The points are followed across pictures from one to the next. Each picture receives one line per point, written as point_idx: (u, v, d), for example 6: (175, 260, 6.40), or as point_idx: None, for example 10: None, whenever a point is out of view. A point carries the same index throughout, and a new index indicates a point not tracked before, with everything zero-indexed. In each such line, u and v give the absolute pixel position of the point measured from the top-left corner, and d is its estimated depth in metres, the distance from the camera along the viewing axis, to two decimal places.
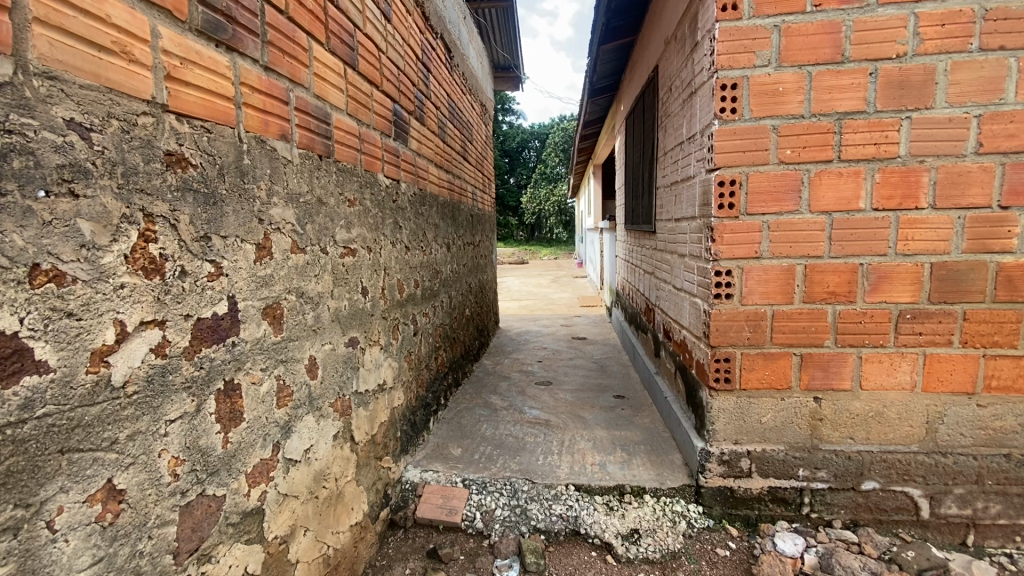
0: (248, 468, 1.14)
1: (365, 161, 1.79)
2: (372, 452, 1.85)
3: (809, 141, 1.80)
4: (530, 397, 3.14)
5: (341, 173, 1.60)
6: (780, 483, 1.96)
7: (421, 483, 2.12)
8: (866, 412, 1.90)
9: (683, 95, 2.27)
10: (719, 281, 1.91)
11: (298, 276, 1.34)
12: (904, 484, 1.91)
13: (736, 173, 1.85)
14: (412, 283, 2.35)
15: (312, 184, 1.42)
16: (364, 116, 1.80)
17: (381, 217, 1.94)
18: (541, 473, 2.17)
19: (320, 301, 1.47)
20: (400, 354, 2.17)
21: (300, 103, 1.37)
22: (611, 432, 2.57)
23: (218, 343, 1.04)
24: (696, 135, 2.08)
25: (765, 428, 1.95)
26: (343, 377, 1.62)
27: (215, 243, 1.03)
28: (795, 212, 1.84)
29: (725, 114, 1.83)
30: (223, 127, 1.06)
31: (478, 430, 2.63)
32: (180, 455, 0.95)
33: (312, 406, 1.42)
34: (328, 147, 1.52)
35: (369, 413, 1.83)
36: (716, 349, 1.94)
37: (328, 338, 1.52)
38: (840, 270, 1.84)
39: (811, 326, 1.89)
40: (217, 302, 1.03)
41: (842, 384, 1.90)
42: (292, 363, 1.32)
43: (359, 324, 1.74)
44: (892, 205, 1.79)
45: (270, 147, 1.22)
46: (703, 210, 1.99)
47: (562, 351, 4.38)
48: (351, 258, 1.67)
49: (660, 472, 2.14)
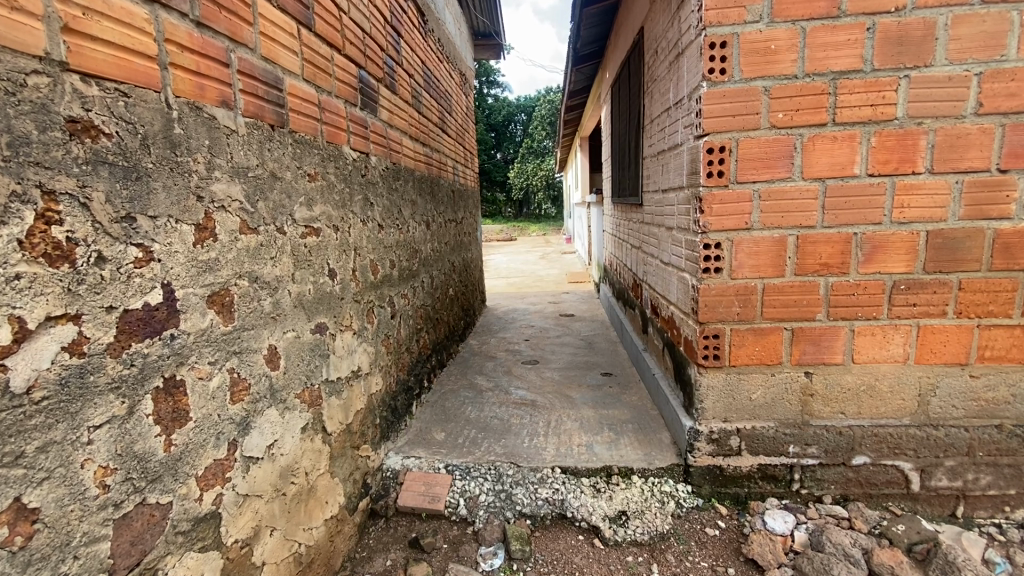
0: (198, 471, 1.04)
1: (326, 132, 1.65)
2: (347, 441, 1.76)
3: (802, 103, 1.69)
4: (516, 377, 3.07)
5: (298, 145, 1.47)
6: (769, 460, 1.91)
7: (402, 471, 2.05)
8: (858, 386, 1.85)
9: (670, 57, 2.12)
10: (708, 254, 1.82)
11: (250, 259, 1.22)
12: (895, 458, 1.87)
13: (725, 139, 1.73)
14: (387, 263, 2.23)
15: (262, 156, 1.29)
16: (323, 82, 1.65)
17: (348, 193, 1.81)
18: (526, 456, 2.10)
19: (279, 286, 1.35)
20: (376, 338, 2.07)
21: (243, 65, 1.22)
22: (598, 411, 2.50)
23: (152, 337, 0.93)
24: (683, 99, 1.96)
25: (754, 405, 1.89)
26: (311, 366, 1.52)
27: (141, 224, 0.91)
28: (788, 180, 1.74)
29: (714, 75, 1.71)
30: (145, 90, 0.93)
31: (463, 412, 2.56)
32: (109, 464, 0.85)
33: (274, 399, 1.32)
34: (280, 116, 1.38)
35: (343, 401, 1.74)
36: (705, 325, 1.87)
37: (291, 325, 1.41)
38: (833, 241, 1.76)
39: (803, 299, 1.81)
40: (147, 291, 0.92)
41: (833, 359, 1.84)
42: (247, 354, 1.21)
43: (327, 309, 1.63)
44: (888, 170, 1.70)
45: (208, 115, 1.09)
46: (691, 179, 1.88)
47: (549, 328, 4.31)
48: (314, 238, 1.55)
49: (648, 452, 2.08)
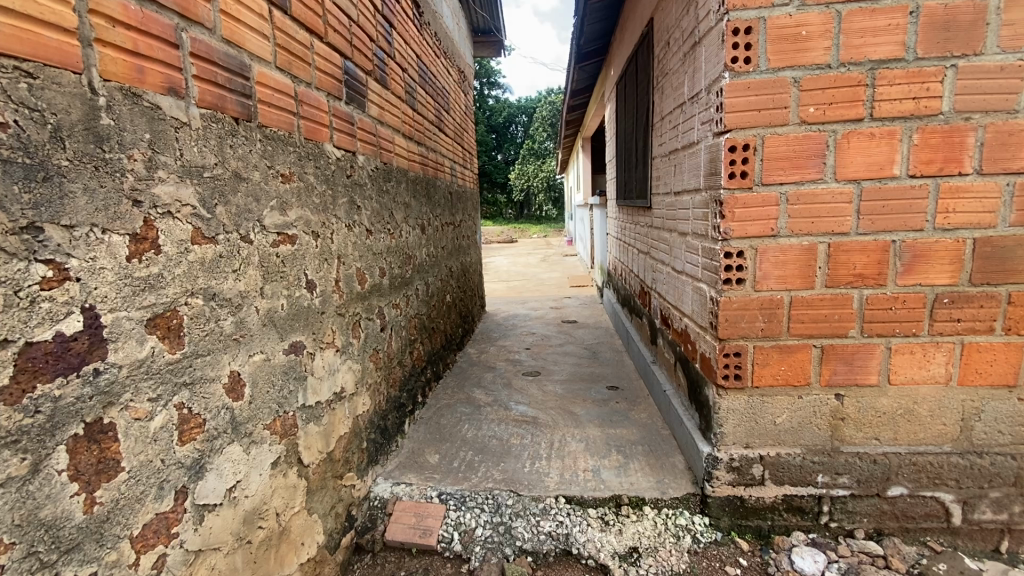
0: (132, 531, 0.87)
1: (304, 127, 1.48)
2: (328, 471, 1.59)
3: (836, 96, 1.51)
4: (516, 390, 2.90)
5: (268, 142, 1.29)
6: (795, 490, 1.73)
7: (391, 500, 1.87)
8: (894, 409, 1.67)
9: (685, 47, 1.95)
10: (729, 264, 1.64)
11: (205, 274, 1.05)
12: (935, 488, 1.69)
13: (750, 136, 1.55)
14: (376, 271, 2.06)
15: (222, 154, 1.11)
16: (301, 72, 1.47)
17: (330, 196, 1.64)
18: (527, 483, 1.92)
19: (243, 303, 1.18)
20: (363, 354, 1.89)
21: (198, 47, 1.04)
22: (605, 430, 2.32)
23: (67, 374, 0.76)
24: (700, 92, 1.78)
25: (779, 430, 1.71)
26: (283, 392, 1.34)
27: (50, 236, 0.73)
28: (819, 181, 1.56)
29: (737, 64, 1.53)
30: (59, 70, 0.75)
31: (459, 431, 2.38)
32: (3, 539, 0.68)
33: (237, 434, 1.15)
34: (247, 108, 1.20)
35: (323, 428, 1.56)
36: (725, 342, 1.69)
37: (258, 347, 1.23)
38: (869, 249, 1.58)
39: (834, 314, 1.63)
40: (60, 319, 0.74)
41: (867, 379, 1.66)
42: (200, 385, 1.03)
43: (304, 325, 1.46)
44: (932, 170, 1.52)
45: (149, 103, 0.91)
46: (710, 180, 1.70)
47: (551, 336, 4.14)
48: (288, 246, 1.37)
49: (660, 479, 1.90)
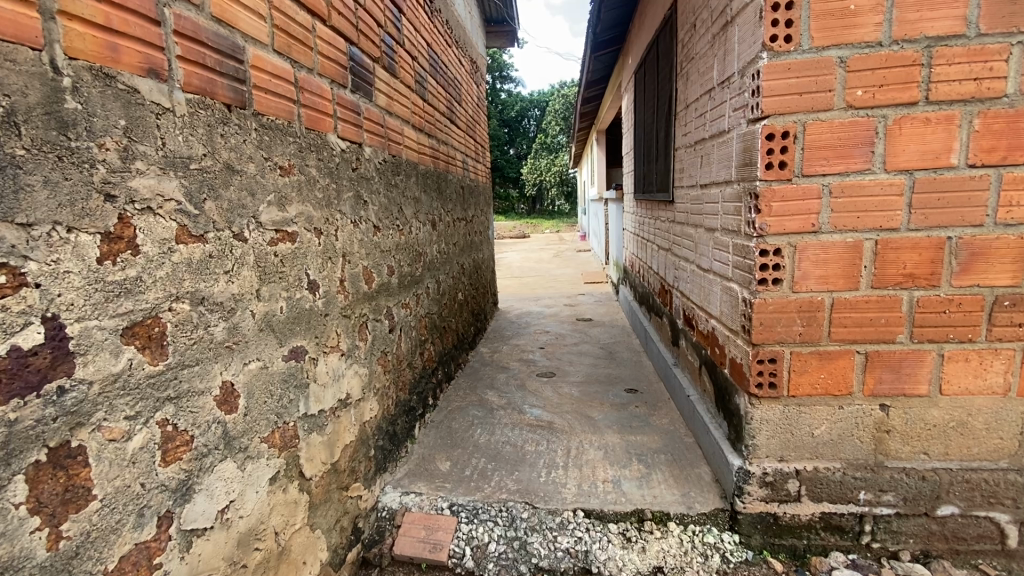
0: (104, 566, 0.77)
1: (305, 116, 1.37)
2: (332, 482, 1.49)
3: (887, 77, 1.37)
4: (531, 392, 2.79)
5: (265, 132, 1.19)
6: (835, 508, 1.60)
7: (400, 511, 1.77)
8: (945, 422, 1.53)
9: (715, 28, 1.80)
10: (765, 263, 1.50)
11: (192, 276, 0.95)
12: (989, 508, 1.55)
13: (790, 122, 1.41)
14: (385, 269, 1.96)
15: (212, 144, 1.01)
16: (301, 56, 1.37)
17: (335, 190, 1.53)
18: (543, 495, 1.81)
19: (237, 307, 1.08)
20: (371, 357, 1.80)
21: (183, 25, 0.94)
22: (625, 437, 2.21)
23: (25, 395, 0.66)
24: (732, 76, 1.65)
25: (817, 443, 1.58)
26: (282, 402, 1.25)
27: (3, 237, 0.64)
28: (866, 172, 1.42)
29: (777, 43, 1.39)
30: (12, 45, 0.66)
31: (471, 436, 2.28)
32: None
33: (229, 450, 1.05)
34: (241, 94, 1.10)
35: (328, 437, 1.47)
36: (759, 347, 1.55)
37: (254, 354, 1.14)
38: (921, 246, 1.43)
39: (881, 317, 1.49)
40: (16, 331, 0.65)
41: (916, 389, 1.52)
42: (187, 399, 0.94)
43: (306, 329, 1.36)
44: (994, 159, 1.37)
45: (124, 86, 0.81)
46: (743, 172, 1.56)
47: (566, 335, 4.02)
48: (287, 244, 1.27)
49: (686, 492, 1.78)
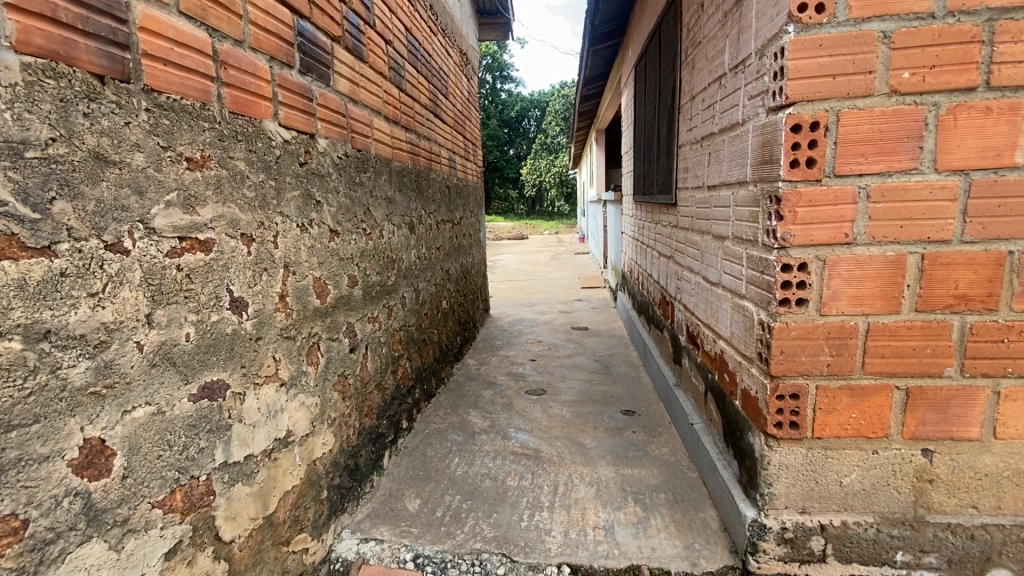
0: None
1: (228, 98, 1.12)
2: (267, 539, 1.24)
3: (940, 56, 1.12)
4: (518, 413, 2.53)
5: (163, 113, 0.94)
6: (867, 571, 1.34)
7: (356, 563, 1.52)
8: (999, 471, 1.28)
9: (727, 3, 1.55)
10: (789, 279, 1.25)
11: (27, 302, 0.71)
12: None
13: (821, 110, 1.17)
14: (344, 280, 1.70)
15: (70, 126, 0.77)
16: (223, 24, 1.12)
17: (273, 188, 1.28)
18: (522, 545, 1.56)
19: (114, 338, 0.83)
20: (324, 383, 1.54)
21: None
22: (619, 470, 1.95)
23: None
24: (748, 58, 1.40)
25: (846, 493, 1.33)
26: (188, 453, 0.99)
27: None
28: (911, 172, 1.17)
29: (806, 14, 1.14)
30: None
31: (447, 466, 2.02)
32: None
33: (96, 527, 0.81)
34: (121, 63, 0.85)
35: (259, 487, 1.22)
36: (779, 380, 1.30)
37: (141, 398, 0.89)
38: (976, 262, 1.18)
39: (925, 346, 1.24)
40: None
41: (965, 432, 1.27)
42: (16, 471, 0.70)
43: (228, 358, 1.11)
44: None
45: None
46: (762, 170, 1.32)
47: (560, 345, 3.76)
48: (198, 255, 1.02)
49: (690, 544, 1.53)
